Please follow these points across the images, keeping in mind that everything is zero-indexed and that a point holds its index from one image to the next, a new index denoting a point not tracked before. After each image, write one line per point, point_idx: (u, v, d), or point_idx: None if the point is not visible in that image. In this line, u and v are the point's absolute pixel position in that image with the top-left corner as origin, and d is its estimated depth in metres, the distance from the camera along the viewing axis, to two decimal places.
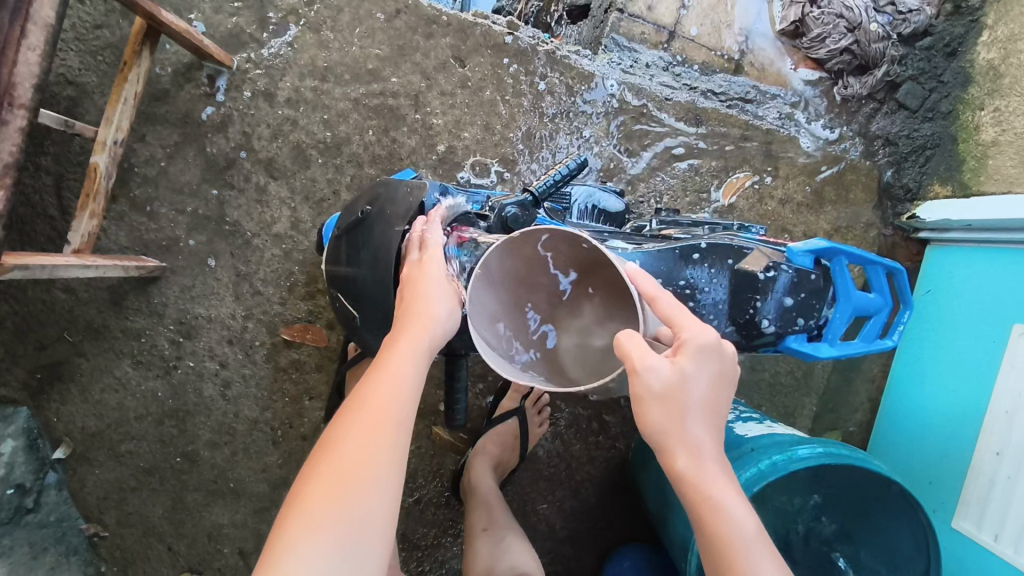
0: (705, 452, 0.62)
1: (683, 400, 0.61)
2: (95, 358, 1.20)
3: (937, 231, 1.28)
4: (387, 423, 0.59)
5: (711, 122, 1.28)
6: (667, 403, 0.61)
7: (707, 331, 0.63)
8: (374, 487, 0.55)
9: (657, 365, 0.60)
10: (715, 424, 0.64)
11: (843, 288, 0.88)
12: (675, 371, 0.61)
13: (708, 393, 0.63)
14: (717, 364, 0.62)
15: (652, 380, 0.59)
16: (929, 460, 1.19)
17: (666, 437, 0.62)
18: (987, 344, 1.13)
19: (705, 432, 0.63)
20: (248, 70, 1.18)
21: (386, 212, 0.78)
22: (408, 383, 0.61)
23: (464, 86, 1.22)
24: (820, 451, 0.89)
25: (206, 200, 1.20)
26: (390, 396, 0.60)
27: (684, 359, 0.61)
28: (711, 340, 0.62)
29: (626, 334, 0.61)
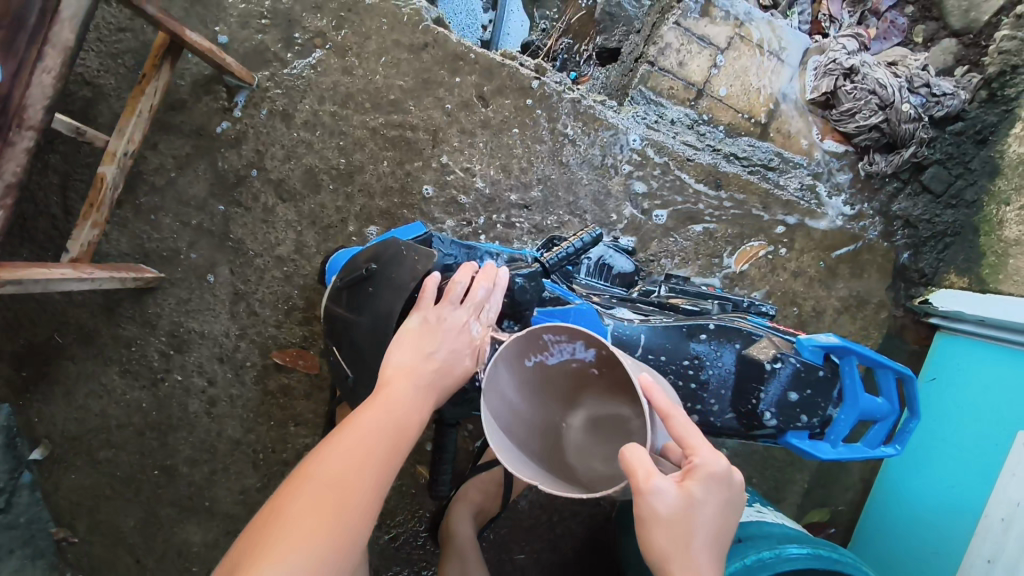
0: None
1: (690, 527, 0.60)
2: (82, 362, 1.18)
3: (948, 319, 1.26)
4: (385, 455, 0.57)
5: (732, 187, 1.26)
6: (673, 528, 0.59)
7: (719, 456, 0.62)
8: (365, 513, 0.53)
9: (665, 488, 0.59)
10: (720, 551, 0.63)
11: (851, 390, 0.82)
12: (684, 496, 0.59)
13: (715, 521, 0.61)
14: (725, 493, 0.61)
15: (658, 503, 0.59)
16: (919, 556, 1.17)
17: (669, 563, 0.60)
18: (990, 446, 1.10)
19: (709, 560, 0.61)
20: (268, 89, 1.17)
21: (390, 274, 0.75)
22: (411, 419, 0.61)
23: (485, 125, 1.20)
24: (809, 553, 0.87)
25: (211, 215, 1.18)
26: (395, 430, 0.59)
27: (694, 484, 0.60)
28: (721, 469, 0.61)
29: (631, 447, 0.60)
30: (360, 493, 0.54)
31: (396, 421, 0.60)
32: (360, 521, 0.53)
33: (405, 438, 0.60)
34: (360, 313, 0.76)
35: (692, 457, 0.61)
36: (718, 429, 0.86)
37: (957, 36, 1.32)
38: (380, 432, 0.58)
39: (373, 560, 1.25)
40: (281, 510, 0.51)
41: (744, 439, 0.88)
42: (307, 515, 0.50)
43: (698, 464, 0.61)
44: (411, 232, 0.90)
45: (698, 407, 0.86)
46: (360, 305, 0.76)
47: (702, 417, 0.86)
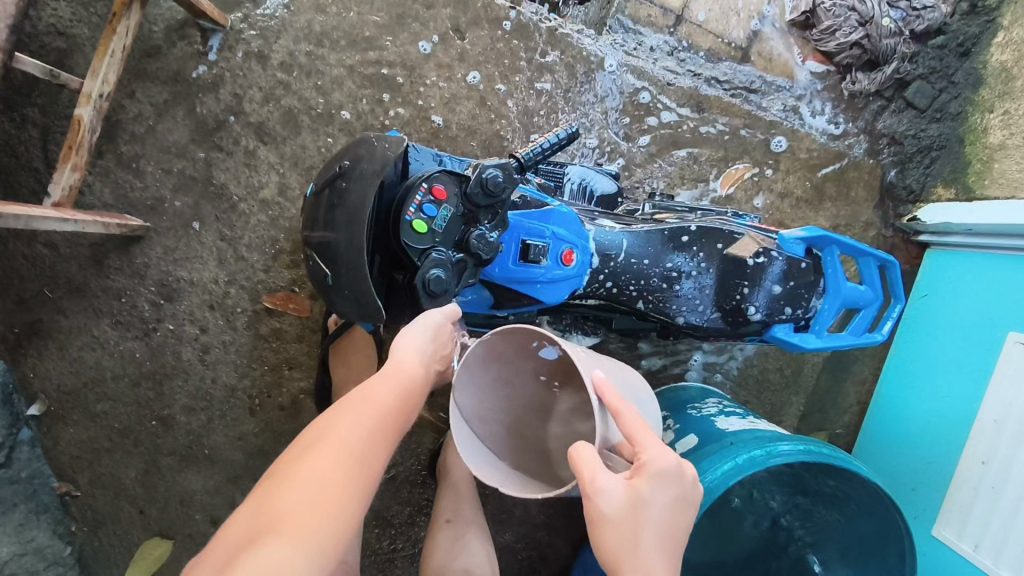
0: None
1: (637, 525, 0.60)
2: (74, 315, 1.19)
3: (937, 234, 1.26)
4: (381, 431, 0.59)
5: (714, 111, 1.26)
6: (620, 530, 0.60)
7: (667, 454, 0.63)
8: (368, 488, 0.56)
9: (609, 487, 0.60)
10: (671, 551, 0.62)
11: (834, 279, 0.84)
12: (630, 494, 0.61)
13: (664, 518, 0.62)
14: (676, 488, 0.62)
15: (603, 502, 0.60)
16: (912, 467, 1.18)
17: (620, 562, 0.60)
18: (980, 352, 1.11)
19: (661, 559, 0.61)
20: (242, 31, 1.16)
21: (363, 167, 0.70)
22: (405, 397, 0.64)
23: (462, 59, 1.19)
24: (800, 449, 0.88)
25: (193, 161, 1.17)
26: (398, 406, 0.62)
27: (641, 481, 0.61)
28: (670, 466, 0.62)
29: (577, 444, 0.63)
30: (362, 474, 0.55)
31: (400, 403, 0.62)
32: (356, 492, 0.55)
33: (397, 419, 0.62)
34: (332, 211, 0.71)
35: (640, 456, 0.63)
36: (703, 329, 0.86)
37: None
38: (383, 414, 0.60)
39: (374, 501, 1.26)
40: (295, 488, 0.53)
41: (731, 339, 0.90)
42: (314, 494, 0.52)
43: (647, 461, 0.62)
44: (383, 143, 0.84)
45: (682, 309, 0.85)
46: (331, 205, 0.71)
47: (688, 318, 0.86)
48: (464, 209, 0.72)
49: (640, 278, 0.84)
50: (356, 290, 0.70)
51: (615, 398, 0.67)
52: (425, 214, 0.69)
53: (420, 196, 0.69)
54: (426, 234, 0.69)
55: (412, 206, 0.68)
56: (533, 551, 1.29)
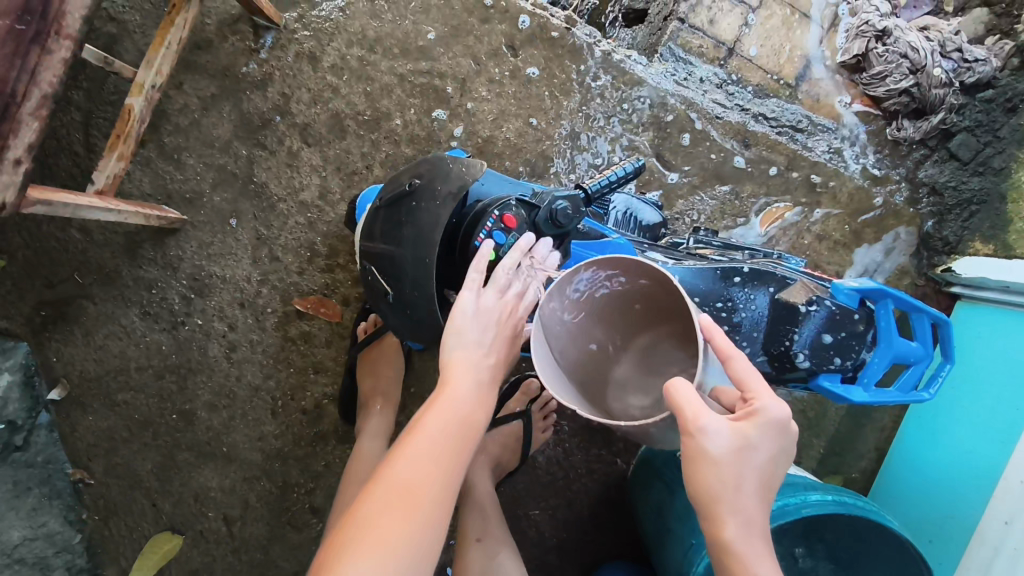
0: (754, 524, 0.60)
1: (744, 468, 0.59)
2: (103, 303, 1.18)
3: (970, 287, 1.26)
4: (447, 441, 0.59)
5: (759, 146, 1.25)
6: (724, 471, 0.58)
7: (780, 404, 0.60)
8: (434, 514, 0.55)
9: (712, 429, 0.57)
10: (765, 497, 0.62)
11: (886, 332, 0.83)
12: (732, 433, 0.58)
13: (766, 467, 0.61)
14: (780, 440, 0.60)
15: (709, 444, 0.57)
16: (932, 518, 1.18)
17: (715, 504, 0.59)
18: (1012, 408, 1.10)
19: (754, 503, 0.61)
20: (296, 31, 1.16)
21: (436, 188, 0.71)
22: (467, 421, 0.61)
23: (514, 77, 1.19)
24: (830, 500, 0.88)
25: (236, 157, 1.17)
26: (457, 433, 0.60)
27: (750, 427, 0.59)
28: (780, 418, 0.59)
29: (676, 380, 0.58)
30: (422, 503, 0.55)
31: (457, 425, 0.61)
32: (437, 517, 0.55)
33: (464, 443, 0.61)
34: (400, 229, 0.71)
35: (750, 402, 0.59)
36: None
37: (988, 5, 1.29)
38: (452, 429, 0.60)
39: None
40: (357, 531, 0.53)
41: (775, 385, 0.88)
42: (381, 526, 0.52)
43: (757, 409, 0.59)
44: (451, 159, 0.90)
45: None
46: (399, 225, 0.72)
47: None
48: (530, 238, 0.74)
49: None
50: (418, 313, 0.70)
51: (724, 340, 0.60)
52: (496, 241, 0.71)
53: (493, 222, 0.71)
54: (494, 261, 0.71)
55: (484, 232, 0.70)
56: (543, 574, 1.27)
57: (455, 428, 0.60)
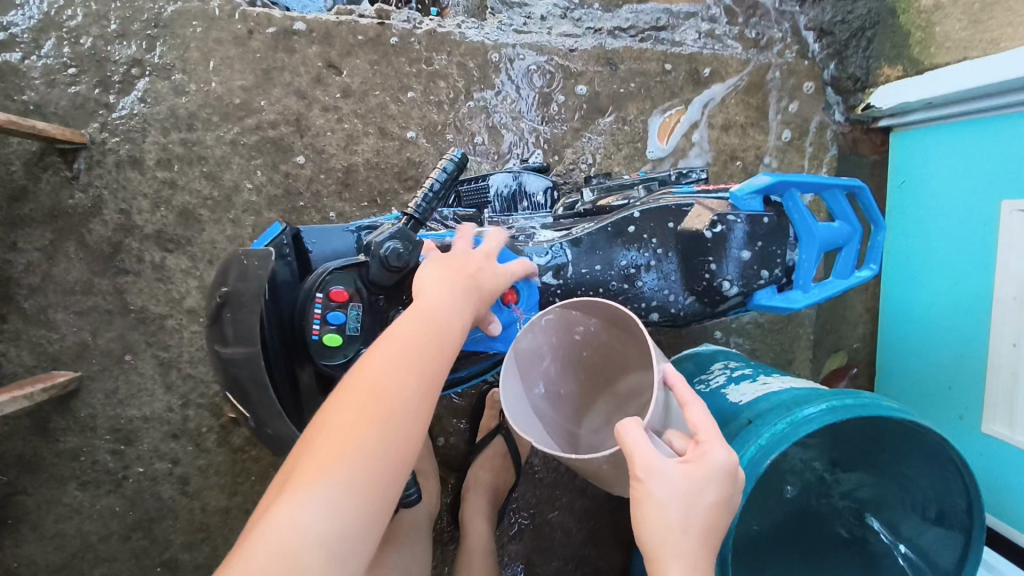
0: (699, 568, 0.55)
1: (692, 514, 0.55)
2: (38, 491, 1.10)
3: (897, 115, 1.18)
4: (427, 353, 0.56)
5: (626, 63, 1.14)
6: (672, 514, 0.55)
7: (728, 451, 0.57)
8: (406, 425, 0.52)
9: (662, 469, 0.55)
10: (713, 546, 0.57)
11: (803, 225, 0.75)
12: (681, 476, 0.55)
13: (712, 515, 0.56)
14: (728, 484, 0.56)
15: (655, 484, 0.55)
16: (944, 364, 1.10)
17: (660, 548, 0.55)
18: (981, 228, 1.02)
19: (701, 548, 0.56)
20: (106, 140, 1.06)
21: (243, 288, 0.63)
22: (448, 327, 0.58)
23: (347, 95, 1.09)
24: (826, 409, 0.77)
25: (103, 293, 1.08)
26: (433, 338, 0.57)
27: (698, 470, 0.56)
28: (727, 460, 0.56)
29: (631, 418, 0.58)
30: (394, 408, 0.52)
31: (433, 333, 0.57)
32: (407, 428, 0.52)
33: (444, 351, 0.57)
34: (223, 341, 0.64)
35: (698, 444, 0.57)
36: (681, 318, 0.78)
37: None
38: (432, 338, 0.57)
39: None
40: (309, 439, 0.51)
41: (714, 318, 0.81)
42: (342, 431, 0.50)
43: (705, 453, 0.56)
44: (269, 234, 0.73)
45: (653, 305, 0.77)
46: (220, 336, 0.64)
47: (662, 312, 0.78)
48: (373, 300, 0.66)
49: (597, 286, 0.77)
50: (278, 430, 0.64)
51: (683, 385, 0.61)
52: (333, 324, 0.64)
53: (319, 306, 0.64)
54: (343, 344, 0.65)
55: (316, 321, 0.64)
56: (586, 568, 1.22)
57: (441, 335, 0.57)
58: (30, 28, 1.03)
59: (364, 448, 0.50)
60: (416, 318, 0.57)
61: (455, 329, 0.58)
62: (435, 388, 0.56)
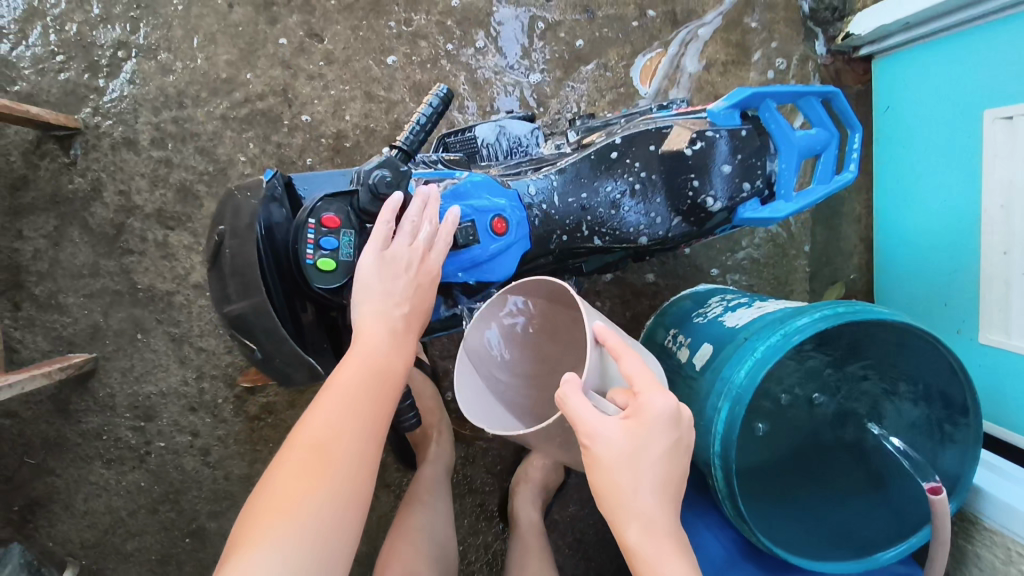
0: (657, 527, 0.60)
1: (638, 470, 0.60)
2: (66, 471, 1.14)
3: (876, 42, 1.19)
4: (364, 399, 0.60)
5: (603, 8, 1.15)
6: (619, 471, 0.60)
7: (665, 396, 0.61)
8: (349, 473, 0.56)
9: (602, 430, 0.60)
10: (673, 499, 0.62)
11: (781, 135, 0.76)
12: (624, 433, 0.60)
13: (662, 464, 0.61)
14: (672, 432, 0.61)
15: (599, 445, 0.60)
16: (939, 282, 1.11)
17: (620, 509, 0.60)
18: (964, 142, 1.04)
19: (659, 503, 0.60)
20: (99, 124, 1.08)
21: (240, 227, 0.65)
22: (387, 372, 0.63)
23: (331, 62, 1.10)
24: (819, 317, 0.79)
25: (110, 274, 1.10)
26: (371, 384, 0.61)
27: (638, 424, 0.60)
28: (667, 409, 0.60)
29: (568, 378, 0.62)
30: (338, 457, 0.56)
31: (373, 378, 0.62)
32: (351, 478, 0.56)
33: (384, 397, 0.62)
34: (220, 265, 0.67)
35: (635, 396, 0.61)
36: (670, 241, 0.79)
37: None
38: (372, 384, 0.61)
39: None
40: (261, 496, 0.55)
41: (702, 239, 0.83)
42: (291, 484, 0.54)
43: (643, 404, 0.60)
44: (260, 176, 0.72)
45: (642, 230, 0.79)
46: (220, 273, 0.66)
47: (650, 235, 0.79)
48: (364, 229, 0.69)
49: (585, 214, 0.78)
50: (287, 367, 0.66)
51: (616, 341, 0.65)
52: (326, 249, 0.66)
53: (313, 232, 0.65)
54: (336, 270, 0.67)
55: (310, 246, 0.65)
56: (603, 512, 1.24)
57: (379, 382, 0.62)
58: (17, 19, 1.05)
59: (308, 501, 0.54)
60: (358, 360, 0.62)
61: (395, 368, 0.64)
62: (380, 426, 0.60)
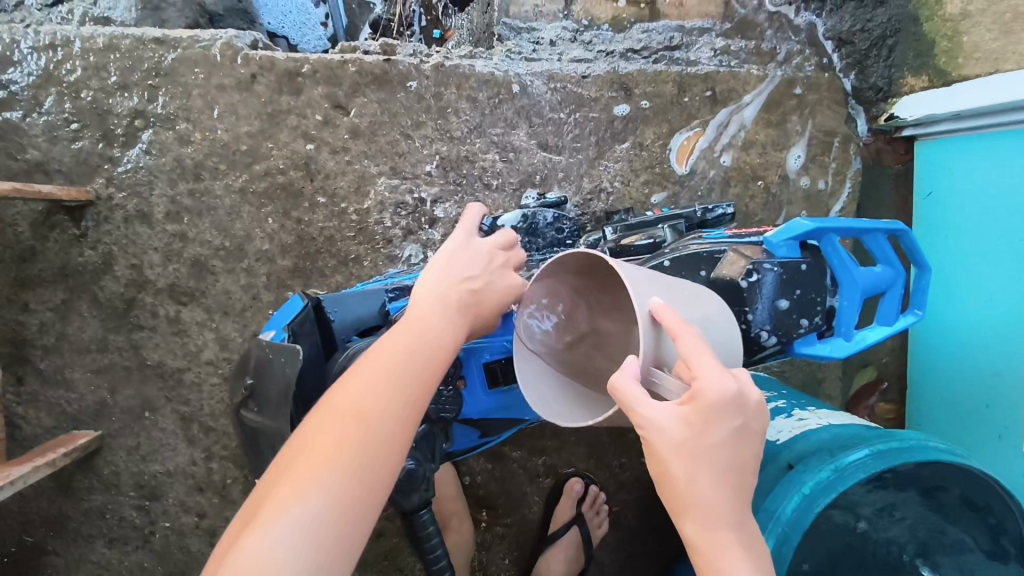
0: (720, 523, 0.52)
1: (696, 461, 0.52)
2: (66, 551, 1.09)
3: (921, 125, 1.14)
4: (415, 366, 0.56)
5: (640, 86, 1.11)
6: (678, 461, 0.52)
7: (727, 381, 0.51)
8: (390, 440, 0.52)
9: (654, 417, 0.52)
10: (744, 491, 0.53)
11: (843, 270, 0.72)
12: (680, 418, 0.52)
13: (729, 453, 0.52)
14: (738, 419, 0.52)
15: (652, 433, 0.52)
16: (982, 381, 1.05)
17: (677, 500, 0.53)
18: (1016, 241, 0.98)
19: (725, 499, 0.52)
20: (113, 195, 1.03)
21: (269, 390, 0.65)
22: (446, 342, 0.58)
23: (356, 135, 1.05)
24: (874, 453, 0.73)
25: (119, 349, 1.06)
26: (421, 350, 0.57)
27: (695, 411, 0.52)
28: (730, 393, 0.51)
29: (621, 375, 0.54)
30: (381, 425, 0.52)
31: (427, 346, 0.57)
32: (388, 447, 0.52)
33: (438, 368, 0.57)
34: (260, 410, 0.66)
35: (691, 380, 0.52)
36: None
37: None
38: (425, 349, 0.57)
39: None
40: (292, 458, 0.51)
41: (751, 367, 0.78)
42: (322, 449, 0.50)
43: (700, 391, 0.51)
44: (293, 308, 0.72)
45: None
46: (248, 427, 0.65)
47: None
48: None
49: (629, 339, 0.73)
50: None
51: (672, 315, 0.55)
52: None
53: None
54: None
55: None
56: None
57: (437, 350, 0.58)
58: (30, 85, 1.00)
59: (339, 469, 0.49)
60: (419, 324, 0.58)
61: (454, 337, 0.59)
62: (424, 400, 0.55)
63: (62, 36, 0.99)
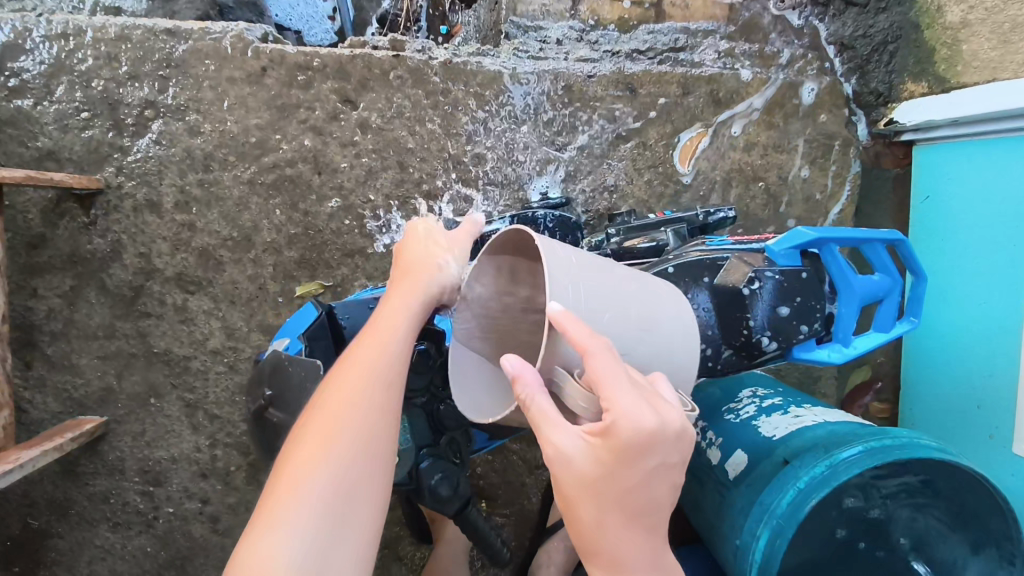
0: (626, 566, 0.52)
1: (603, 500, 0.50)
2: (70, 534, 1.11)
3: (921, 131, 1.16)
4: (361, 372, 0.58)
5: (646, 86, 1.12)
6: (584, 504, 0.51)
7: (637, 416, 0.48)
8: (350, 447, 0.55)
9: (562, 450, 0.50)
10: (654, 528, 0.52)
11: (842, 277, 0.74)
12: (585, 453, 0.50)
13: (638, 494, 0.50)
14: (649, 457, 0.49)
15: (559, 466, 0.51)
16: (973, 381, 1.08)
17: (586, 538, 0.52)
18: (1010, 248, 1.01)
19: (629, 540, 0.52)
20: (122, 184, 1.04)
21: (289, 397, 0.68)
22: (393, 344, 0.61)
23: (365, 130, 1.07)
24: (866, 453, 0.76)
25: (125, 337, 1.07)
26: (366, 359, 0.59)
27: (602, 445, 0.49)
28: (638, 430, 0.48)
29: (524, 389, 0.51)
30: (334, 435, 0.55)
31: (366, 354, 0.60)
32: (348, 455, 0.54)
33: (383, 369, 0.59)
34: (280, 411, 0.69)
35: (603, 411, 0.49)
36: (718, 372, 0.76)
37: None
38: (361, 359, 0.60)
39: None
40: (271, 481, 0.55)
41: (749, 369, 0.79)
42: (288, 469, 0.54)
43: (609, 426, 0.48)
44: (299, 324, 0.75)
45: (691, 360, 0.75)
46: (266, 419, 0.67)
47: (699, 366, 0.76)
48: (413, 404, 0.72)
49: None
50: None
51: (582, 331, 0.50)
52: None
53: None
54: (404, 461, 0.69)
55: None
56: None
57: (382, 354, 0.60)
58: (42, 74, 1.01)
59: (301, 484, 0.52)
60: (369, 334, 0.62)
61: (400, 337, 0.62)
62: (373, 401, 0.57)
63: (74, 26, 1.00)
